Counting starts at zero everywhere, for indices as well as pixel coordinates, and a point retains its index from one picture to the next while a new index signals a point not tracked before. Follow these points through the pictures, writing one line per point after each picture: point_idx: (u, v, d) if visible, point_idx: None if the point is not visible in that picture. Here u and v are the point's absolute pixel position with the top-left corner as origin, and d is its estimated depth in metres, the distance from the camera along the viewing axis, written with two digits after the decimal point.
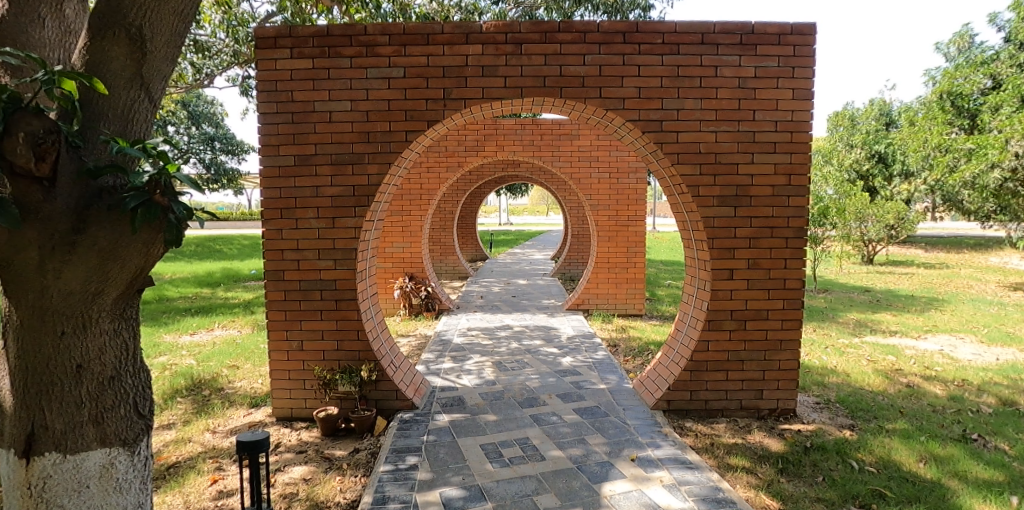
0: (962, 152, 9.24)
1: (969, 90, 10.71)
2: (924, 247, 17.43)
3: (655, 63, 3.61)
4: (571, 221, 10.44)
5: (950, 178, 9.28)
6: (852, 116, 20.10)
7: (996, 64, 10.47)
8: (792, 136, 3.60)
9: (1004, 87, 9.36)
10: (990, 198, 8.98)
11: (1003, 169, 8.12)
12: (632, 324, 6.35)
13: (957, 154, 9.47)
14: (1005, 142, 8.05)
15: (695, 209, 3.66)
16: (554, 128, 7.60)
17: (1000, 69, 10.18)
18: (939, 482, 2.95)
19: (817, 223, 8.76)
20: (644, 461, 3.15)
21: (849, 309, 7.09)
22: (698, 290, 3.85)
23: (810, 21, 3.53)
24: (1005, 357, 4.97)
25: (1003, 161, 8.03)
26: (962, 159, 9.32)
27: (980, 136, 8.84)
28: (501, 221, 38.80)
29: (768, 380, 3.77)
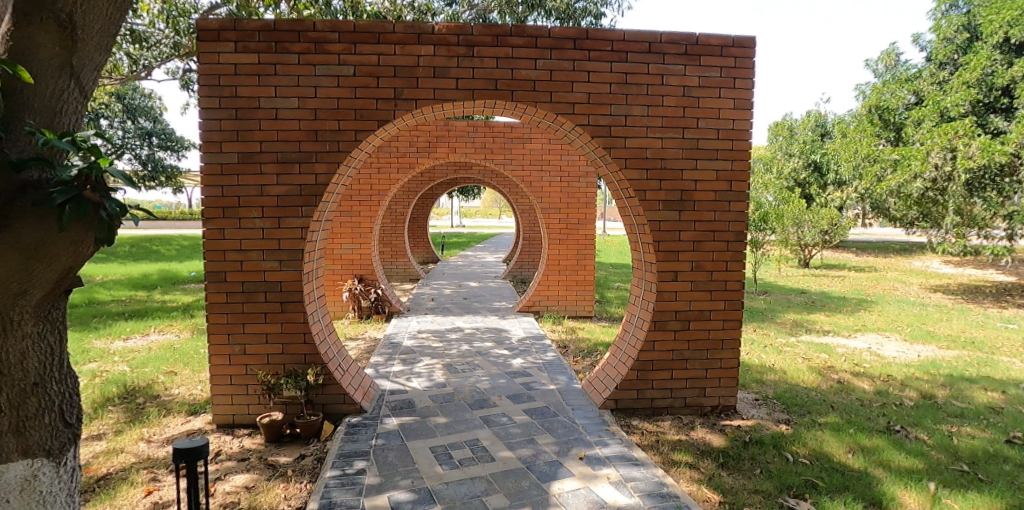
0: (887, 164, 9.84)
1: (896, 107, 11.03)
2: (856, 252, 18.41)
3: (604, 69, 3.69)
4: (522, 223, 10.53)
5: (879, 188, 9.85)
6: (790, 127, 20.85)
7: (919, 82, 10.79)
8: (733, 144, 3.74)
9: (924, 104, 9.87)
10: (914, 206, 9.56)
11: (924, 180, 8.71)
12: (581, 325, 6.44)
13: (884, 165, 10.05)
14: (926, 154, 8.66)
15: (641, 212, 3.74)
16: (506, 131, 7.66)
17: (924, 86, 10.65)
18: (866, 471, 3.21)
19: (756, 227, 9.13)
20: (592, 459, 3.22)
21: (787, 310, 7.43)
22: (645, 291, 3.91)
23: (750, 35, 3.70)
24: (925, 354, 5.34)
25: (924, 172, 8.64)
26: (888, 169, 9.89)
27: (904, 148, 9.41)
28: (454, 223, 38.52)
29: (711, 378, 3.88)
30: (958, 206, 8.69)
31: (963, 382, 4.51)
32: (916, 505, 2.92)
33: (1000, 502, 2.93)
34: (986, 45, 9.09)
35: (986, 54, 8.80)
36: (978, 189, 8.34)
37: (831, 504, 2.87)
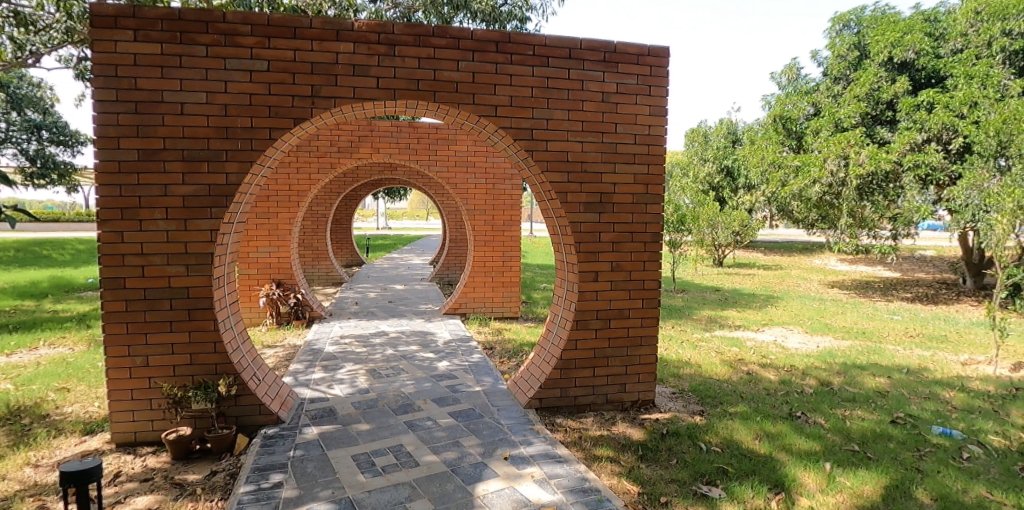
0: (790, 170, 10.58)
1: (798, 117, 11.79)
2: (764, 251, 19.76)
3: (526, 73, 3.75)
4: (448, 225, 10.49)
5: (783, 192, 10.53)
6: (705, 134, 21.58)
7: (817, 94, 11.58)
8: (650, 149, 3.91)
9: (822, 115, 10.65)
10: (813, 208, 10.35)
11: (822, 184, 9.49)
12: (507, 326, 6.49)
13: (787, 171, 10.80)
14: (823, 161, 9.46)
15: (562, 214, 3.82)
16: (431, 132, 7.64)
17: (821, 99, 11.39)
18: (770, 456, 3.45)
19: (674, 228, 9.60)
20: (516, 459, 3.25)
21: (702, 307, 7.85)
22: (567, 291, 4.00)
23: (664, 46, 3.88)
24: (823, 344, 5.81)
25: (822, 178, 9.41)
26: (791, 175, 10.63)
27: (805, 155, 10.18)
28: (383, 225, 37.68)
29: (630, 374, 4.02)
30: (850, 209, 9.52)
31: (855, 369, 4.95)
32: (814, 484, 3.17)
33: (884, 477, 3.25)
34: (873, 63, 9.91)
35: (873, 70, 9.66)
36: (867, 193, 9.21)
37: (740, 489, 3.06)
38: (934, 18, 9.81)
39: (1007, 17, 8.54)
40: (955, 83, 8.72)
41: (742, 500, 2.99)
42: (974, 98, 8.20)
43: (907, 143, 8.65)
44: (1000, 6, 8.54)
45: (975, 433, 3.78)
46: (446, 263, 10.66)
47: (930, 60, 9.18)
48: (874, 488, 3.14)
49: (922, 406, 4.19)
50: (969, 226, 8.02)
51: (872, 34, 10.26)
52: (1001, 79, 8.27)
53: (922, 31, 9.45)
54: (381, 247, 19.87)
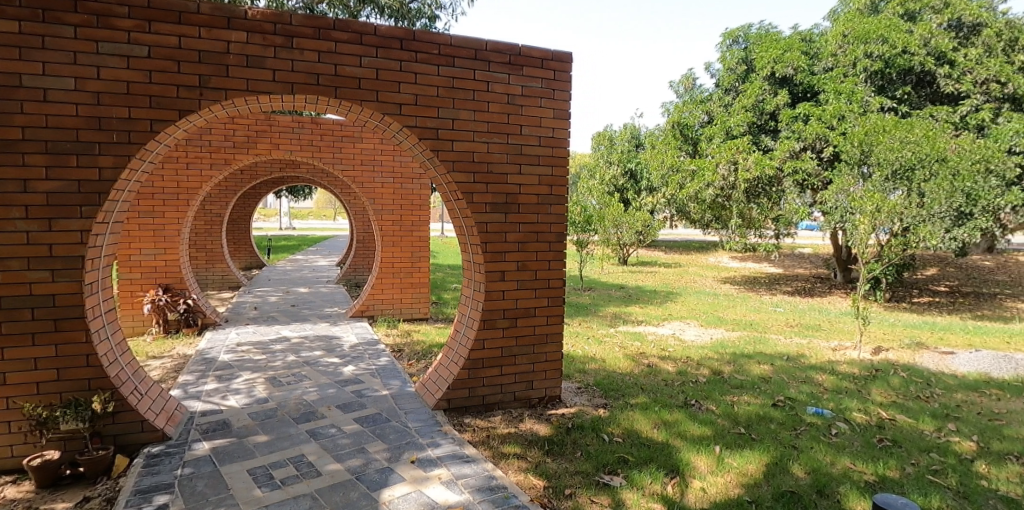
0: (686, 174, 11.22)
1: (693, 124, 12.27)
2: (665, 250, 21.02)
3: (431, 72, 3.73)
4: (355, 225, 10.20)
5: (680, 194, 11.18)
6: (610, 137, 21.77)
7: (711, 103, 12.12)
8: (554, 151, 4.01)
9: (714, 122, 11.34)
10: (707, 210, 11.11)
11: (715, 187, 10.24)
12: (417, 328, 6.42)
13: (684, 174, 11.31)
14: (715, 166, 10.20)
15: (469, 214, 3.83)
16: (335, 128, 7.45)
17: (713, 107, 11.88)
18: (667, 443, 3.67)
19: (581, 228, 10.00)
20: (423, 461, 3.23)
21: (607, 304, 8.20)
22: (475, 292, 4.02)
23: (567, 52, 4.00)
24: (715, 336, 6.28)
25: (715, 181, 10.15)
26: (688, 178, 11.23)
27: (700, 160, 10.87)
28: (289, 225, 35.89)
29: (537, 371, 4.12)
30: (740, 211, 10.29)
31: (742, 358, 5.38)
32: (705, 467, 3.42)
33: (766, 455, 3.57)
34: (758, 76, 10.67)
35: (759, 83, 10.45)
36: (754, 196, 10.04)
37: (639, 476, 3.24)
38: (809, 37, 10.76)
39: (869, 40, 9.56)
40: (826, 97, 9.70)
41: (640, 486, 3.17)
42: (841, 111, 9.17)
43: (787, 151, 9.53)
44: (863, 31, 9.57)
45: (842, 411, 4.24)
46: (353, 265, 10.37)
47: (806, 76, 10.15)
48: (757, 466, 3.44)
49: (798, 389, 4.64)
50: (838, 226, 8.96)
51: (756, 50, 11.09)
52: (863, 95, 9.31)
53: (800, 49, 10.35)
54: (285, 248, 18.88)
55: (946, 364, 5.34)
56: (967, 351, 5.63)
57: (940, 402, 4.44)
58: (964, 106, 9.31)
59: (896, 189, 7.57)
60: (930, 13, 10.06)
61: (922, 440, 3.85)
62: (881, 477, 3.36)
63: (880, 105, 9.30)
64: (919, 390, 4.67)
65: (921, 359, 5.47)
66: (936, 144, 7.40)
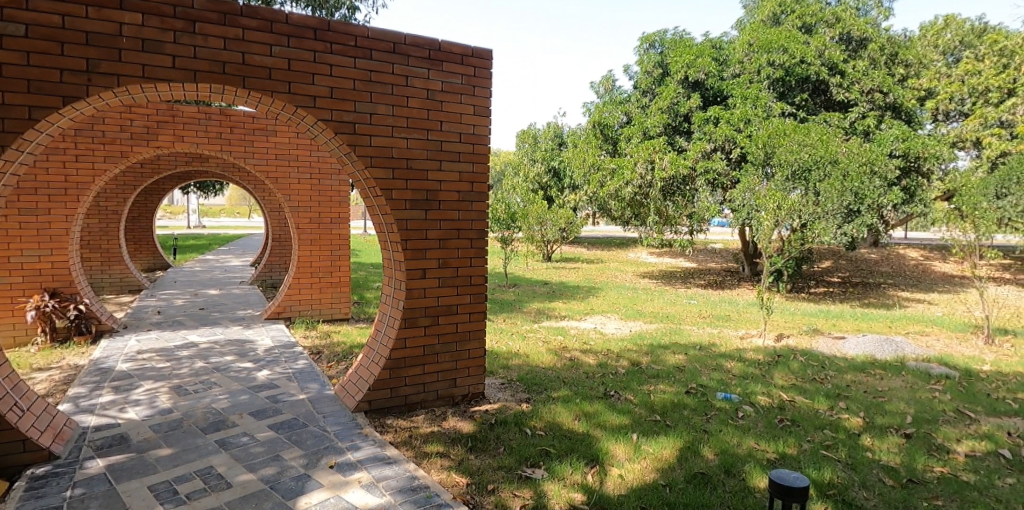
0: (607, 172, 11.47)
1: (613, 124, 12.31)
2: (587, 246, 21.67)
3: (347, 64, 3.62)
4: (271, 223, 9.78)
5: (601, 192, 11.48)
6: (534, 135, 22.27)
7: (629, 104, 12.19)
8: (475, 148, 4.02)
9: (633, 122, 11.54)
10: (627, 208, 11.56)
11: (634, 186, 10.65)
12: (337, 329, 6.25)
13: (604, 172, 11.57)
14: (634, 165, 10.59)
15: (388, 212, 3.76)
16: (246, 121, 7.05)
17: (631, 108, 12.03)
18: (587, 433, 3.79)
19: (504, 225, 10.16)
20: (343, 466, 3.15)
21: (532, 300, 8.35)
22: (395, 290, 3.96)
23: (487, 49, 4.02)
24: (634, 328, 6.55)
25: (634, 179, 10.56)
26: (608, 176, 11.47)
27: (620, 159, 11.18)
28: (200, 224, 33.73)
29: (460, 369, 4.12)
30: (657, 207, 10.85)
31: (659, 349, 5.65)
32: (623, 454, 3.56)
33: (679, 440, 3.76)
34: (672, 80, 11.08)
35: (673, 87, 10.83)
36: (670, 194, 10.61)
37: (560, 467, 3.32)
38: (719, 44, 11.27)
39: (770, 50, 10.31)
40: (735, 102, 10.32)
41: (561, 477, 3.25)
42: (748, 115, 9.79)
43: (699, 151, 10.05)
44: (766, 41, 10.31)
45: (748, 395, 4.55)
46: (269, 265, 9.92)
47: (716, 81, 10.77)
48: (671, 451, 3.62)
49: (710, 376, 4.92)
50: (745, 222, 9.56)
51: (670, 55, 11.44)
52: (766, 101, 9.99)
53: (710, 56, 10.85)
54: (193, 248, 17.69)
55: (838, 348, 5.84)
56: (855, 336, 6.20)
57: (833, 383, 4.86)
58: (854, 113, 10.21)
59: (795, 187, 8.31)
60: (824, 27, 10.89)
61: (817, 419, 4.19)
62: (782, 455, 3.64)
63: (781, 110, 9.98)
64: (815, 373, 5.09)
65: (817, 344, 5.97)
66: (829, 147, 8.28)
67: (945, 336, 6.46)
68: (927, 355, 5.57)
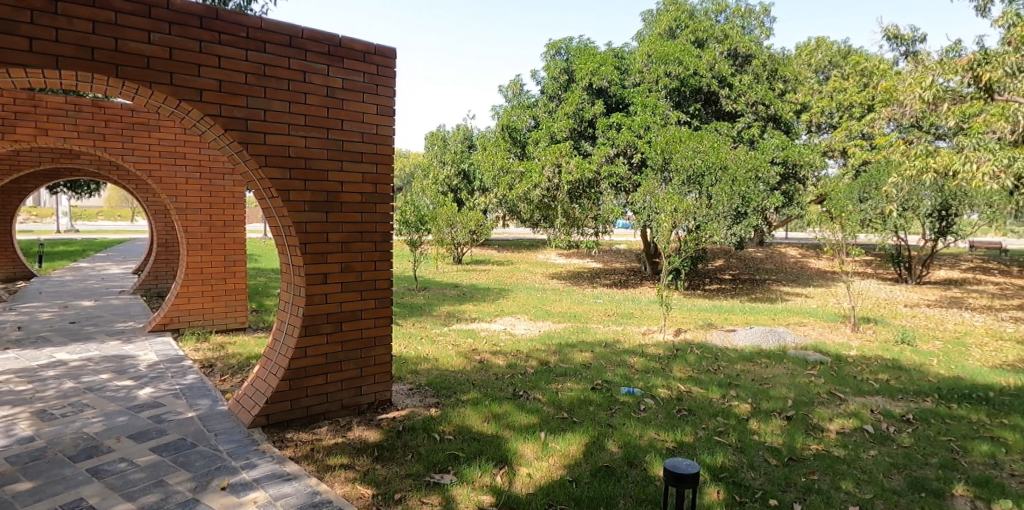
0: (515, 175, 11.62)
1: (521, 128, 12.42)
2: (498, 248, 21.95)
3: (238, 57, 3.40)
4: (155, 227, 9.10)
5: (510, 195, 11.63)
6: (444, 137, 22.30)
7: (537, 108, 12.39)
8: (378, 148, 3.94)
9: (540, 126, 11.77)
10: (536, 210, 11.84)
11: (541, 188, 10.93)
12: (231, 340, 5.88)
13: (513, 175, 11.72)
14: (541, 168, 10.86)
15: (285, 213, 3.59)
16: (125, 114, 6.46)
17: (539, 112, 12.25)
18: (496, 434, 3.84)
19: (413, 228, 10.10)
20: (236, 486, 2.96)
21: (442, 303, 8.32)
22: (294, 296, 3.78)
23: (390, 47, 3.96)
24: (543, 328, 6.71)
25: (541, 183, 10.83)
26: (517, 179, 11.62)
27: (527, 162, 11.36)
28: (73, 228, 30.40)
29: (366, 376, 4.03)
30: (564, 210, 11.25)
31: (567, 347, 5.83)
32: (532, 453, 3.63)
33: (585, 435, 3.89)
34: (577, 85, 11.40)
35: (578, 93, 11.14)
36: (576, 197, 10.91)
37: (469, 470, 3.33)
38: (620, 54, 11.73)
39: (667, 62, 10.89)
40: (636, 109, 10.74)
41: (470, 480, 3.26)
42: (647, 123, 10.30)
43: (603, 156, 10.45)
44: (663, 53, 10.88)
45: (649, 388, 4.80)
46: (154, 272, 9.20)
47: (618, 90, 11.23)
48: (578, 447, 3.75)
49: (615, 372, 5.14)
50: (646, 224, 10.06)
51: (575, 62, 11.73)
52: (663, 109, 10.57)
53: (612, 65, 11.32)
54: (61, 255, 15.86)
55: (729, 340, 6.31)
56: (743, 328, 6.74)
57: (724, 373, 5.24)
58: (741, 123, 11.10)
59: (690, 191, 8.99)
60: (714, 42, 11.73)
61: (711, 407, 4.50)
62: (680, 443, 3.87)
63: (677, 118, 10.61)
64: (709, 364, 5.47)
65: (711, 337, 6.42)
66: (718, 154, 8.96)
67: (819, 325, 7.18)
68: (804, 344, 6.17)
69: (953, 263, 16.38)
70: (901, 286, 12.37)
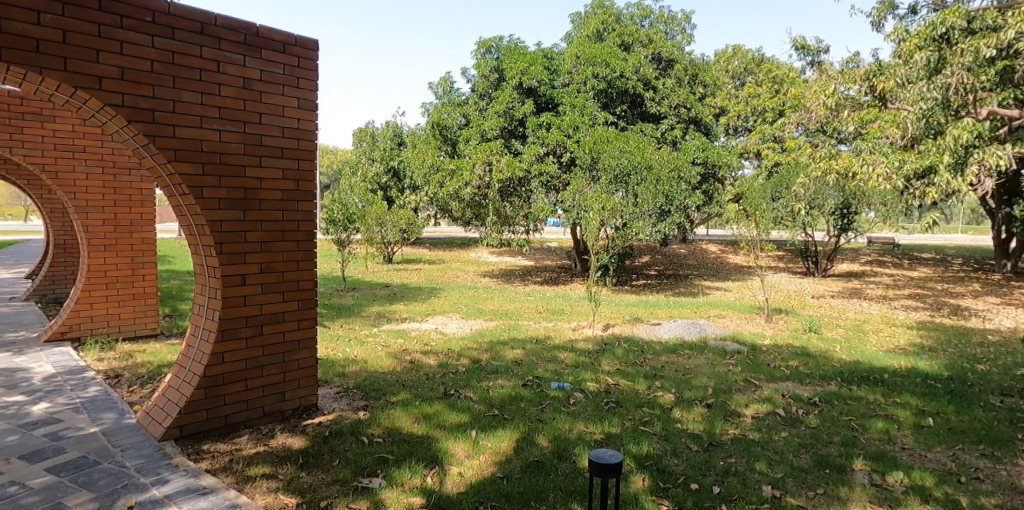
0: (446, 173, 11.55)
1: (451, 125, 12.34)
2: (429, 247, 21.76)
3: (144, 43, 3.14)
4: (51, 227, 8.38)
5: (441, 193, 11.54)
6: (373, 134, 21.78)
7: (467, 106, 12.34)
8: (299, 143, 3.82)
9: (471, 124, 11.73)
10: (468, 208, 11.83)
11: (472, 186, 10.91)
12: (141, 347, 5.51)
13: (443, 173, 11.64)
14: (472, 166, 10.84)
15: (198, 212, 3.40)
16: (14, 101, 5.87)
17: (470, 110, 12.22)
18: (427, 435, 3.83)
19: (341, 227, 9.86)
20: (145, 504, 2.78)
21: (372, 303, 8.18)
22: (209, 299, 3.60)
23: (312, 39, 3.84)
24: (475, 326, 6.74)
25: (472, 180, 10.81)
26: (447, 177, 11.55)
27: (458, 160, 11.32)
28: None
29: (289, 381, 3.91)
30: (496, 208, 11.30)
31: (498, 345, 5.88)
32: (463, 452, 3.65)
33: (516, 431, 3.95)
34: (508, 84, 11.47)
35: (509, 92, 11.19)
36: (507, 195, 11.09)
37: (398, 473, 3.30)
38: (550, 54, 11.89)
39: (595, 63, 11.14)
40: (565, 109, 10.94)
41: (399, 483, 3.23)
42: (576, 123, 10.52)
43: (533, 155, 10.57)
44: (590, 55, 11.16)
45: (579, 382, 4.93)
46: (49, 277, 8.44)
47: (547, 89, 11.39)
48: (509, 443, 3.80)
49: (545, 368, 5.25)
50: (576, 221, 10.26)
51: (506, 61, 11.78)
52: (591, 109, 10.81)
53: (542, 65, 11.46)
54: None
55: (654, 333, 6.58)
56: (667, 322, 7.04)
57: (650, 365, 5.46)
58: (665, 125, 11.55)
59: (617, 190, 9.27)
60: (639, 46, 12.14)
61: (637, 398, 4.68)
62: (607, 435, 4.01)
63: (604, 119, 10.87)
64: (635, 357, 5.68)
65: (638, 331, 6.67)
66: (643, 154, 9.32)
67: (737, 317, 7.63)
68: (723, 335, 6.54)
69: (853, 257, 17.83)
70: (809, 279, 13.33)
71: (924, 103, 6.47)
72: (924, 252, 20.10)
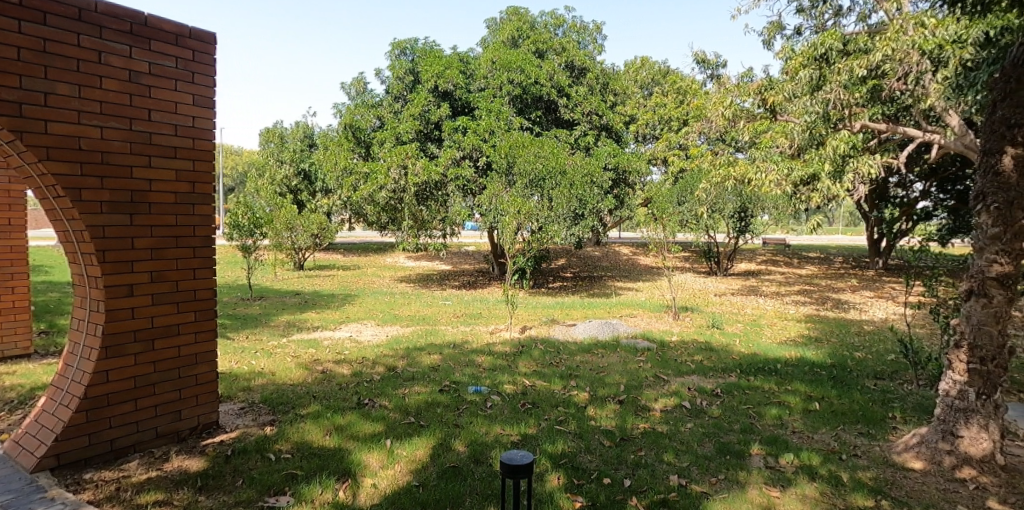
0: (360, 176, 11.27)
1: (365, 127, 12.02)
2: (344, 252, 21.09)
3: (8, 27, 2.77)
4: None
5: (354, 196, 11.21)
6: (281, 134, 20.74)
7: (381, 108, 12.15)
8: (195, 142, 3.60)
9: (385, 127, 11.56)
10: (383, 212, 11.60)
11: (387, 190, 10.68)
12: (10, 369, 4.96)
13: (357, 177, 11.34)
14: (387, 170, 10.63)
15: (77, 216, 3.09)
16: None
17: (384, 112, 12.02)
18: (339, 447, 3.73)
19: (246, 232, 9.34)
20: None
21: (281, 312, 7.83)
22: (91, 312, 3.30)
23: (208, 32, 3.62)
24: (390, 333, 6.64)
25: (387, 184, 10.59)
26: (361, 181, 11.29)
27: (372, 163, 11.09)
28: None
29: (186, 398, 3.67)
30: (412, 211, 11.16)
31: (415, 351, 5.83)
32: (377, 462, 3.59)
33: (432, 438, 3.94)
34: (423, 87, 11.37)
35: (424, 94, 11.08)
36: (423, 199, 11.01)
37: (308, 489, 3.19)
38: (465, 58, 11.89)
39: (510, 69, 11.27)
40: (480, 114, 11.01)
41: (309, 499, 3.12)
42: (491, 127, 10.61)
43: (449, 159, 10.52)
44: (506, 61, 11.25)
45: (496, 385, 4.99)
46: None
47: (463, 93, 11.40)
48: (425, 450, 3.78)
49: (462, 372, 5.26)
50: (493, 225, 10.36)
51: (421, 63, 11.63)
52: (507, 115, 10.94)
53: (457, 69, 11.44)
54: None
55: (569, 334, 6.78)
56: (583, 322, 7.26)
57: (565, 365, 5.62)
58: (578, 131, 11.92)
59: (533, 194, 9.45)
60: (553, 54, 12.46)
61: (553, 398, 4.81)
62: (523, 436, 4.08)
63: (519, 124, 11.03)
64: (551, 358, 5.83)
65: (554, 332, 6.84)
66: (558, 159, 9.59)
67: (647, 316, 8.01)
68: (634, 333, 6.85)
69: (751, 256, 19.30)
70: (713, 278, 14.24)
71: (808, 116, 7.17)
72: (809, 251, 22.12)
